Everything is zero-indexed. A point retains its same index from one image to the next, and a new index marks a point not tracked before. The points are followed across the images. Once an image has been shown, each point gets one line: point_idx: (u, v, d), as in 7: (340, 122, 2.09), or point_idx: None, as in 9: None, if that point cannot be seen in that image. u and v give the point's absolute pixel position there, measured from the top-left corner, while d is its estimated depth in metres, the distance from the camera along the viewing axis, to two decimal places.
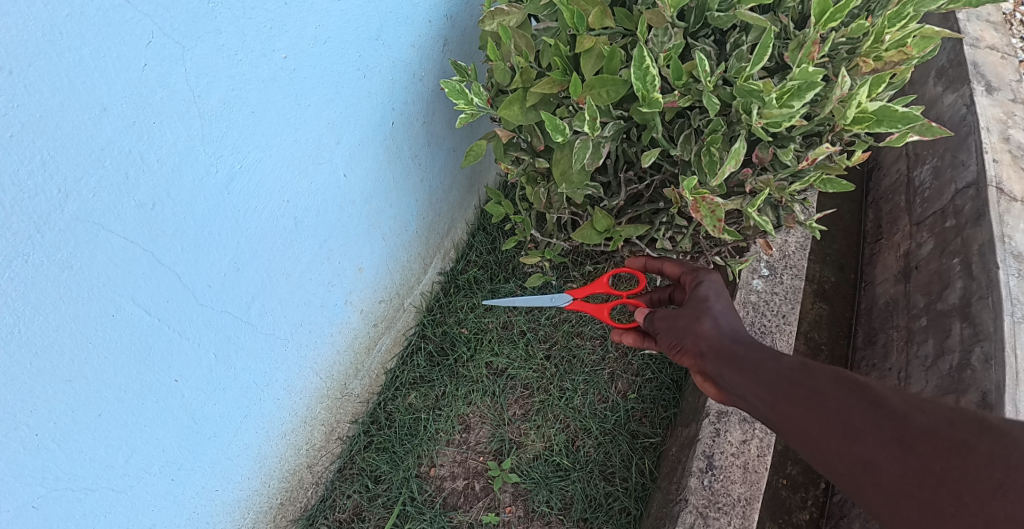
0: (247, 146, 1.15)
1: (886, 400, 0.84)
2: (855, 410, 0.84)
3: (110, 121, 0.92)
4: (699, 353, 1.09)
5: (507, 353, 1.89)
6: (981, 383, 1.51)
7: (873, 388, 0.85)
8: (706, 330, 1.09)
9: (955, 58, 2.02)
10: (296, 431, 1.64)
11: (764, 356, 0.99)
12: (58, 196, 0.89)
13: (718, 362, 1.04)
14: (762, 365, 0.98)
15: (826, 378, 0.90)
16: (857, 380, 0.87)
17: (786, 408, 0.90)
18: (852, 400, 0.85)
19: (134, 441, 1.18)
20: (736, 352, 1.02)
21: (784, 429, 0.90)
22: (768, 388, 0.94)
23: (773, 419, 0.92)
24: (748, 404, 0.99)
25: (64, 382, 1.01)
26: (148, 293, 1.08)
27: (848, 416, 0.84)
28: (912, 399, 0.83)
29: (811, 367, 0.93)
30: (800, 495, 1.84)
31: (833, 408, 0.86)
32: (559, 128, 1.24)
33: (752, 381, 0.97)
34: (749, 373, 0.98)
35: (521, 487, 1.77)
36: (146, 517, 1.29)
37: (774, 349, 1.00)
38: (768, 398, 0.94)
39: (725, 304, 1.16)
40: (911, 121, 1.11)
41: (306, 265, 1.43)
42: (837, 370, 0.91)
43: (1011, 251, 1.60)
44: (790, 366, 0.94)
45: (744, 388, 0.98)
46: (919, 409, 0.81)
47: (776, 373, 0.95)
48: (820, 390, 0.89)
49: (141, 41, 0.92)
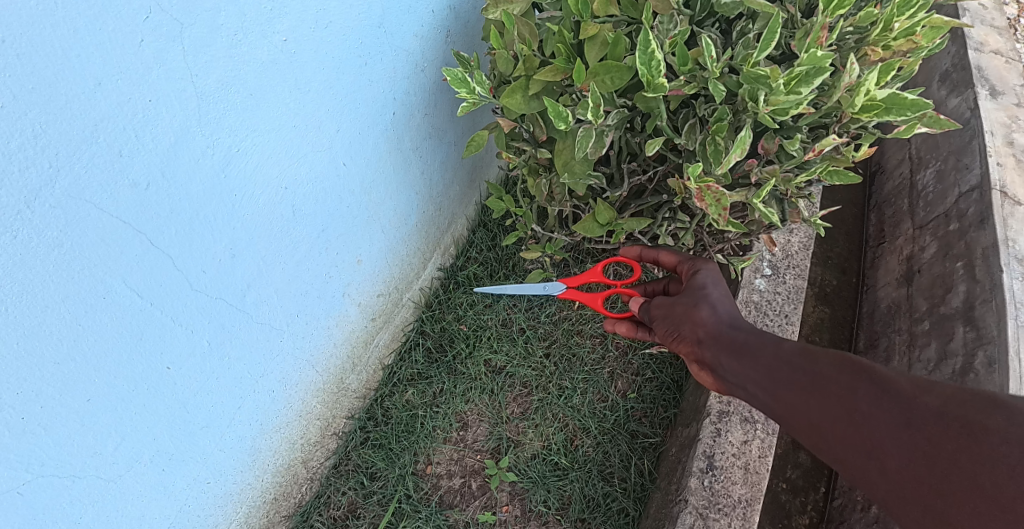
0: (245, 128, 1.13)
1: (891, 383, 0.81)
2: (860, 395, 0.82)
3: (104, 96, 0.90)
4: (697, 340, 1.07)
5: (506, 350, 1.86)
6: (985, 387, 1.49)
7: (877, 371, 0.83)
8: (704, 318, 1.07)
9: (960, 61, 2.01)
10: (290, 424, 1.61)
11: (765, 343, 0.97)
12: (49, 171, 0.87)
13: (717, 349, 1.02)
14: (764, 352, 0.96)
15: (830, 363, 0.88)
16: (862, 364, 0.85)
17: (789, 396, 0.89)
18: (856, 384, 0.83)
19: (123, 429, 1.16)
20: (736, 339, 1.01)
21: (787, 417, 0.88)
22: (770, 376, 0.92)
23: (776, 408, 0.90)
24: (748, 394, 0.97)
25: (52, 365, 0.99)
26: (141, 275, 1.06)
27: (853, 401, 0.82)
28: (919, 381, 0.80)
29: (814, 352, 0.91)
30: (800, 499, 1.81)
31: (837, 394, 0.84)
32: (562, 115, 1.22)
33: (753, 369, 0.95)
34: (749, 360, 0.96)
35: (519, 487, 1.74)
36: (135, 507, 1.26)
37: (775, 336, 0.98)
38: (770, 387, 0.92)
39: (723, 292, 1.14)
40: (921, 108, 1.10)
41: (303, 254, 1.41)
42: (841, 354, 0.88)
43: (1015, 254, 1.59)
44: (793, 352, 0.92)
45: (744, 376, 0.96)
46: (926, 390, 0.78)
47: (777, 360, 0.93)
48: (824, 376, 0.87)
49: (139, 16, 0.90)
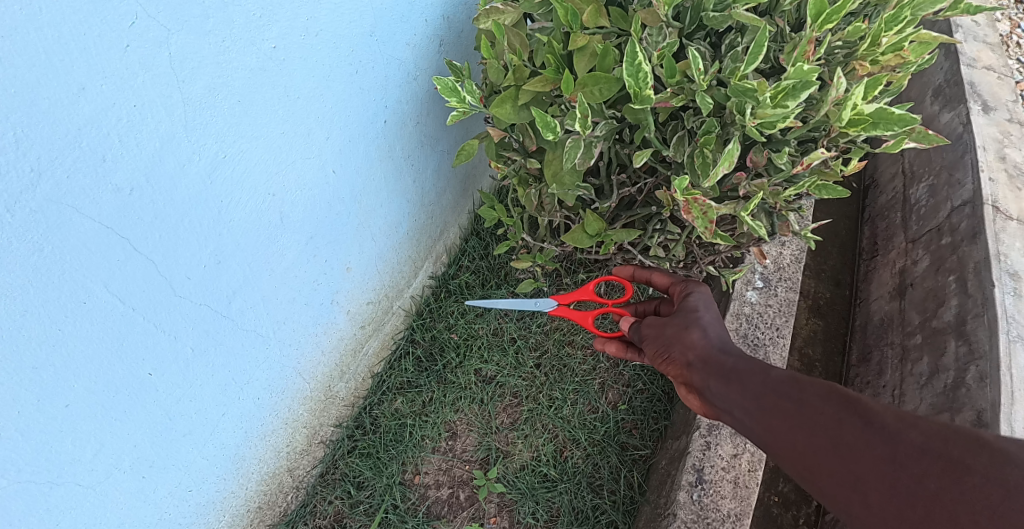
0: (232, 134, 1.13)
1: (877, 416, 0.81)
2: (845, 426, 0.82)
3: (89, 100, 0.89)
4: (687, 364, 1.06)
5: (497, 360, 1.85)
6: (976, 402, 1.48)
7: (863, 402, 0.83)
8: (694, 340, 1.08)
9: (952, 77, 2.02)
10: (276, 432, 1.60)
11: (753, 369, 0.96)
12: (30, 174, 0.87)
13: (706, 373, 1.02)
14: (752, 378, 0.95)
15: (817, 393, 0.87)
16: (848, 394, 0.84)
17: (773, 423, 0.88)
18: (842, 415, 0.83)
19: (103, 435, 1.15)
20: (725, 364, 1.00)
21: (771, 444, 0.88)
22: (757, 402, 0.92)
23: (761, 434, 0.90)
24: (735, 419, 0.96)
25: (29, 369, 0.98)
26: (123, 280, 1.05)
27: (838, 432, 0.82)
28: (903, 414, 0.80)
29: (802, 381, 0.90)
30: (791, 513, 1.80)
31: (823, 424, 0.83)
32: (550, 125, 1.21)
33: (740, 394, 0.95)
34: (737, 386, 0.96)
35: (507, 498, 1.72)
36: (115, 515, 1.25)
37: (766, 363, 0.97)
38: (755, 412, 0.91)
39: (715, 315, 1.15)
40: (907, 123, 1.11)
41: (290, 262, 1.40)
42: (829, 384, 0.88)
43: (1007, 270, 1.59)
44: (780, 379, 0.92)
45: (731, 401, 0.96)
46: (911, 425, 0.78)
47: (765, 386, 0.92)
48: (809, 405, 0.86)
49: (125, 21, 0.90)
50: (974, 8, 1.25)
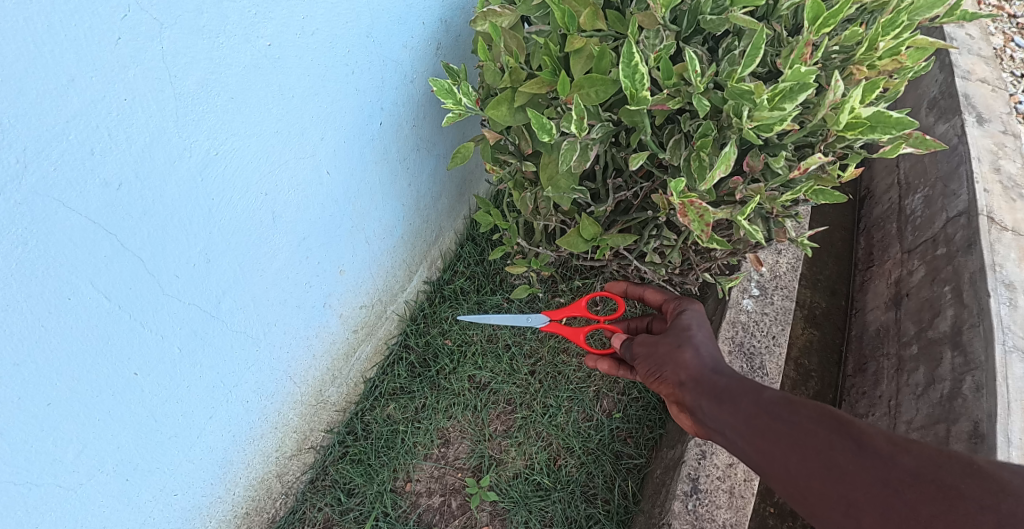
0: (225, 132, 1.12)
1: (870, 439, 0.79)
2: (839, 450, 0.80)
3: (78, 92, 0.88)
4: (679, 383, 1.05)
5: (490, 366, 1.83)
6: (972, 412, 1.47)
7: (856, 425, 0.81)
8: (687, 359, 1.06)
9: (947, 89, 2.02)
10: (266, 437, 1.58)
11: (745, 389, 0.95)
12: (16, 166, 0.85)
13: (698, 393, 1.00)
14: (744, 399, 0.93)
15: (810, 414, 0.86)
16: (842, 417, 0.83)
17: (766, 444, 0.86)
18: (834, 438, 0.81)
19: (86, 436, 1.12)
20: (717, 384, 0.99)
21: (762, 466, 0.86)
22: (748, 423, 0.90)
23: (753, 455, 0.88)
24: (725, 440, 0.94)
25: (10, 366, 0.96)
26: (109, 277, 1.04)
27: (831, 455, 0.80)
28: (896, 438, 0.78)
29: (794, 402, 0.88)
30: (787, 524, 1.78)
31: (816, 447, 0.82)
32: (546, 127, 1.20)
33: (732, 415, 0.93)
34: (728, 406, 0.94)
35: (499, 507, 1.70)
36: (96, 519, 1.22)
37: (758, 383, 0.95)
38: (747, 434, 0.90)
39: (708, 334, 1.14)
40: (904, 127, 1.09)
41: (281, 262, 1.38)
42: (822, 406, 0.86)
43: (1002, 280, 1.58)
44: (771, 399, 0.90)
45: (723, 422, 0.94)
46: (904, 449, 0.77)
47: (758, 407, 0.91)
48: (803, 428, 0.84)
49: (116, 13, 0.89)
50: (971, 16, 1.24)
